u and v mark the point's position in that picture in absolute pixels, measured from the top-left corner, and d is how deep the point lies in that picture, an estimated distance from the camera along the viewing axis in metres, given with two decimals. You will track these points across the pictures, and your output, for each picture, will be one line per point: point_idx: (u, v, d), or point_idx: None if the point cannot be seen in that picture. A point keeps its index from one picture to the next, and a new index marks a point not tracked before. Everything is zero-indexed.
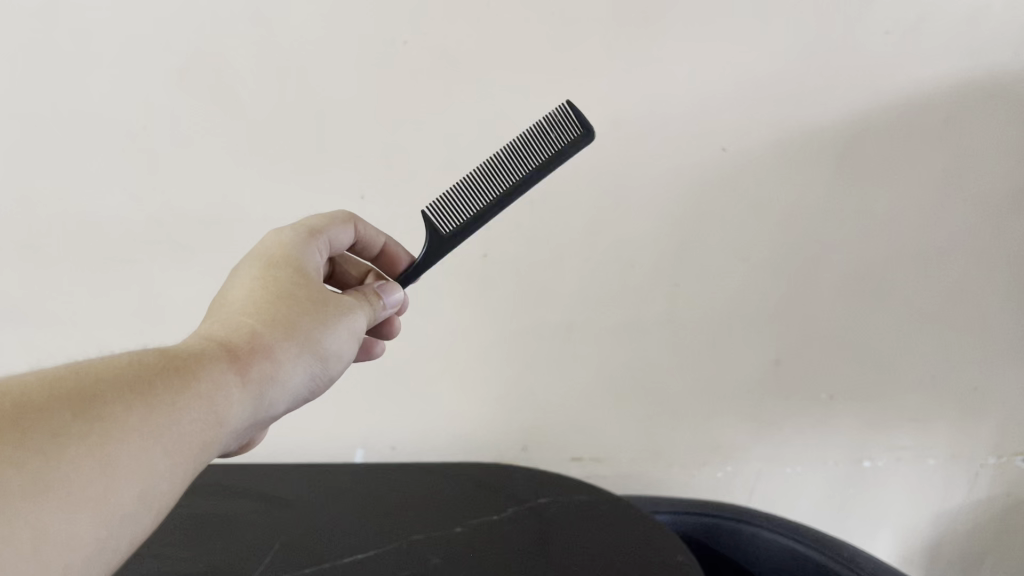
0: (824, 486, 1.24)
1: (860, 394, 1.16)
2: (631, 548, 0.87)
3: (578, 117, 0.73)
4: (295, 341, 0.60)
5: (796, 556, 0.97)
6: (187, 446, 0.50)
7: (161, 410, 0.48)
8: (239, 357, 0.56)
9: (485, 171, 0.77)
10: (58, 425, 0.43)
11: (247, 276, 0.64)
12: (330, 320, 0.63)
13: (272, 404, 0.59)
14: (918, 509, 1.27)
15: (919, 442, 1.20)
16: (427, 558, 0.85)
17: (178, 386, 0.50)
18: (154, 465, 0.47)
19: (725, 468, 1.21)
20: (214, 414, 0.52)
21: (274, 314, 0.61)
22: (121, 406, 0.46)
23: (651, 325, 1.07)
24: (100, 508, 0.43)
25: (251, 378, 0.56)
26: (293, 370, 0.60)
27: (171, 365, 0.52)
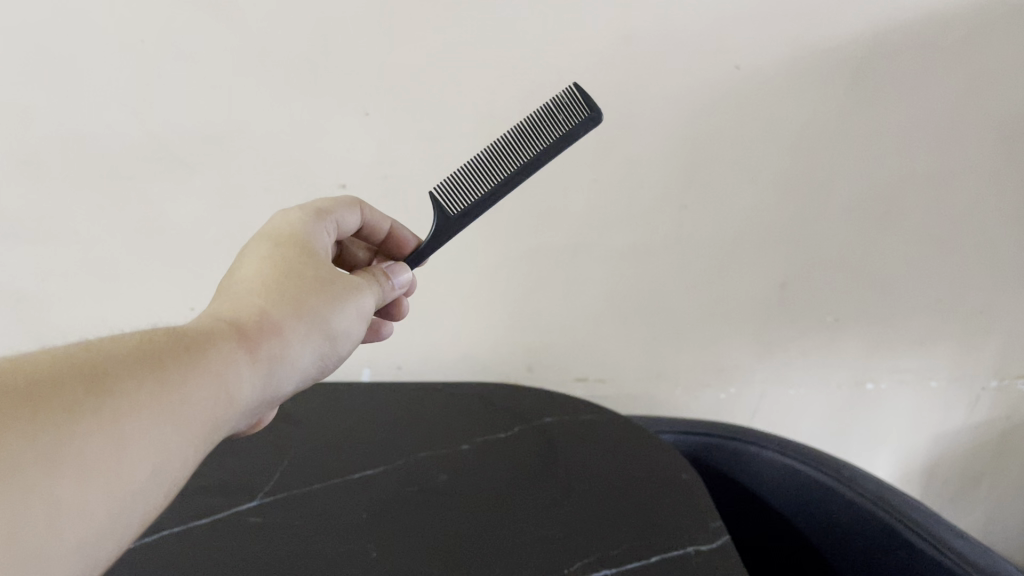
0: (827, 407, 1.26)
1: (866, 317, 1.16)
2: (633, 467, 0.89)
3: (585, 99, 0.73)
4: (303, 320, 0.59)
5: (794, 475, 0.98)
6: (200, 422, 0.48)
7: (175, 385, 0.46)
8: (248, 336, 0.54)
9: (494, 154, 0.76)
10: (75, 395, 0.41)
11: (258, 256, 0.62)
12: (337, 299, 0.62)
13: (280, 384, 0.57)
14: (918, 430, 1.29)
15: (922, 365, 1.21)
16: (434, 474, 0.88)
17: (192, 360, 0.48)
18: (169, 442, 0.45)
19: (728, 389, 1.23)
20: (225, 392, 0.50)
21: (282, 294, 0.59)
22: (136, 379, 0.44)
23: (658, 247, 1.07)
24: (116, 481, 0.41)
25: (260, 356, 0.54)
26: (301, 349, 0.58)
27: (182, 341, 0.50)
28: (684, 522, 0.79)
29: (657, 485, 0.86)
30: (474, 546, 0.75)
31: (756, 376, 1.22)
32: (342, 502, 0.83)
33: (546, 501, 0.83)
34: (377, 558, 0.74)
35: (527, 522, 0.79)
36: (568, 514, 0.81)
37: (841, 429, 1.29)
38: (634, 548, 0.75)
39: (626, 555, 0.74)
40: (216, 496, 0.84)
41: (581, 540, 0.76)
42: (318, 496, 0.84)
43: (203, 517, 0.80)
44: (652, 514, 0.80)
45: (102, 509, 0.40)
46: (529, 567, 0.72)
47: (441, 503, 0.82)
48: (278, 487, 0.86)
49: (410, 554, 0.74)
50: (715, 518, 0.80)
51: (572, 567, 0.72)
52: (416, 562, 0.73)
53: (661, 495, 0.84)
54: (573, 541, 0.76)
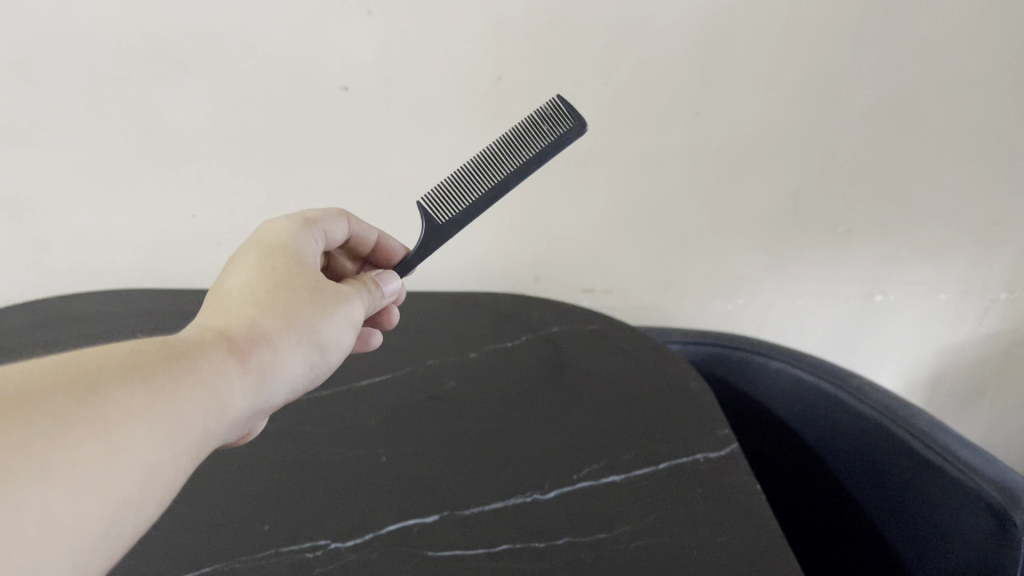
0: (835, 317, 1.25)
1: (878, 228, 1.14)
2: (641, 377, 0.89)
3: (570, 111, 0.71)
4: (293, 329, 0.54)
5: (799, 385, 0.97)
6: (188, 438, 0.43)
7: (164, 397, 0.42)
8: (237, 346, 0.50)
9: (480, 164, 0.72)
10: (58, 409, 0.37)
11: (245, 263, 0.57)
12: (327, 305, 0.57)
13: (271, 398, 0.52)
14: (925, 342, 1.28)
15: (933, 278, 1.20)
16: (441, 381, 0.88)
17: (179, 373, 0.44)
18: (159, 461, 0.40)
19: (736, 301, 1.22)
20: (215, 404, 0.46)
21: (272, 301, 0.54)
22: (122, 392, 0.40)
23: (669, 154, 1.03)
24: (108, 496, 0.37)
25: (249, 368, 0.50)
26: (292, 359, 0.54)
27: (166, 351, 0.45)
28: (692, 430, 0.79)
29: (663, 394, 0.85)
30: (481, 452, 0.75)
31: (764, 287, 1.21)
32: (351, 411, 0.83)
33: (553, 409, 0.83)
34: (387, 461, 0.74)
35: (535, 429, 0.79)
36: (574, 423, 0.80)
37: (847, 340, 1.28)
38: (641, 456, 0.75)
39: (634, 462, 0.74)
40: None
41: (587, 447, 0.76)
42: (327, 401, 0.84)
43: None
44: (658, 423, 0.80)
45: (88, 531, 0.36)
46: (537, 473, 0.72)
47: (446, 412, 0.82)
48: None
49: (417, 460, 0.74)
50: (722, 426, 0.80)
51: (581, 474, 0.72)
52: (425, 465, 0.73)
53: (670, 404, 0.83)
54: (579, 448, 0.76)
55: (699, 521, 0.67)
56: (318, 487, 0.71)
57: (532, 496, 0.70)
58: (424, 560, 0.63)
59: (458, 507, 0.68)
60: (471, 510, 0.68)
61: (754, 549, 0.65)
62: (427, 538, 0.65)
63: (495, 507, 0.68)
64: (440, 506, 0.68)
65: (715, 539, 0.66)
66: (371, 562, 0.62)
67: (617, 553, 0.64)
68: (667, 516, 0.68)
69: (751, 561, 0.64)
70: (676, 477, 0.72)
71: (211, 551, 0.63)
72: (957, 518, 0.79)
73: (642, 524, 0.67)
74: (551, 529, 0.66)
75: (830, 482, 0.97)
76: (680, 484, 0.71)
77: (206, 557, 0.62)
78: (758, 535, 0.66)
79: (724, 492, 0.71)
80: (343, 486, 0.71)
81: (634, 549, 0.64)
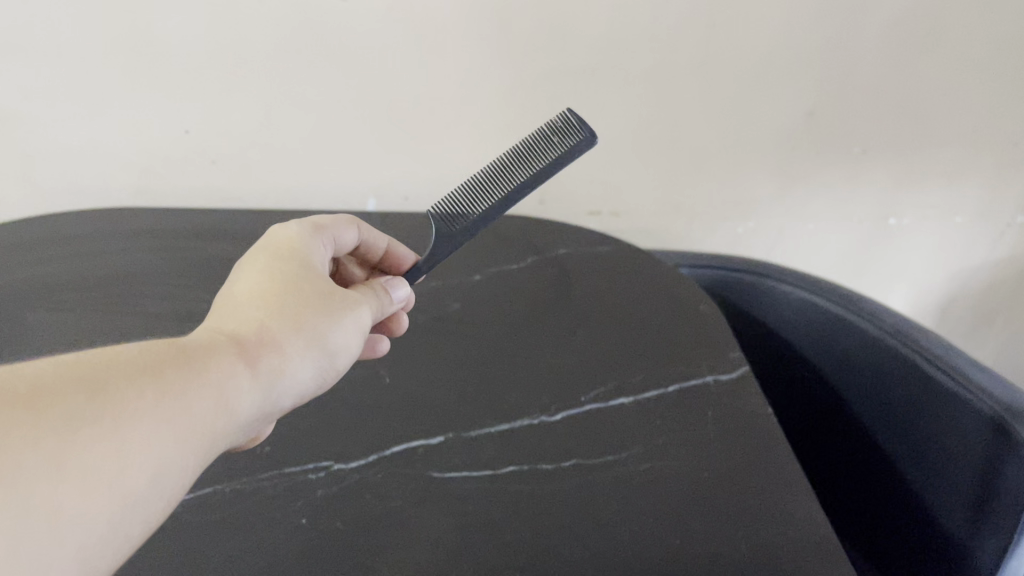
0: (846, 239, 1.22)
1: (894, 149, 1.11)
2: (651, 300, 0.86)
3: (580, 123, 0.67)
4: (306, 332, 0.49)
5: (809, 308, 0.94)
6: (196, 444, 0.40)
7: (175, 397, 0.39)
8: (248, 348, 0.46)
9: (490, 179, 0.68)
10: (66, 406, 0.35)
11: (253, 266, 0.53)
12: (336, 310, 0.52)
13: (282, 404, 0.48)
14: (938, 266, 1.26)
15: (948, 202, 1.17)
16: (446, 303, 0.85)
17: (189, 369, 0.41)
18: (165, 467, 0.38)
19: (746, 224, 1.19)
20: (224, 410, 0.42)
21: (283, 303, 0.50)
22: (132, 388, 0.37)
23: (681, 68, 0.99)
24: (111, 497, 0.35)
25: (260, 371, 0.46)
26: (305, 365, 0.49)
27: (174, 351, 0.42)
28: (701, 352, 0.77)
29: (672, 316, 0.83)
30: (487, 375, 0.73)
31: (776, 209, 1.17)
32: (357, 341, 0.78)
33: (560, 331, 0.81)
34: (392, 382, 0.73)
35: (541, 351, 0.77)
36: (582, 345, 0.78)
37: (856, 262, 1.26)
38: (651, 379, 0.73)
39: (642, 384, 0.72)
40: None
41: (593, 370, 0.74)
42: None
43: None
44: (665, 346, 0.78)
45: (90, 533, 0.34)
46: (544, 395, 0.71)
47: (454, 328, 0.81)
48: None
49: (421, 382, 0.72)
50: (733, 348, 0.78)
51: (588, 396, 0.71)
52: (429, 387, 0.72)
53: (680, 326, 0.81)
54: (586, 371, 0.74)
55: (710, 445, 0.66)
56: (320, 409, 0.69)
57: (538, 418, 0.68)
58: (430, 482, 0.61)
59: (462, 430, 0.66)
60: (475, 432, 0.66)
61: (765, 472, 0.63)
62: (432, 460, 0.63)
63: (501, 429, 0.67)
64: (445, 428, 0.67)
65: (726, 463, 0.64)
66: (376, 484, 0.61)
67: (625, 475, 0.63)
68: (677, 440, 0.66)
69: (763, 485, 0.62)
70: (686, 400, 0.70)
71: (212, 472, 0.62)
72: (958, 444, 0.77)
73: (652, 446, 0.65)
74: (558, 452, 0.64)
75: (837, 406, 0.95)
76: (689, 407, 0.70)
77: (208, 479, 0.61)
78: (770, 459, 0.65)
79: (735, 415, 0.69)
80: (345, 408, 0.69)
81: (642, 472, 0.63)
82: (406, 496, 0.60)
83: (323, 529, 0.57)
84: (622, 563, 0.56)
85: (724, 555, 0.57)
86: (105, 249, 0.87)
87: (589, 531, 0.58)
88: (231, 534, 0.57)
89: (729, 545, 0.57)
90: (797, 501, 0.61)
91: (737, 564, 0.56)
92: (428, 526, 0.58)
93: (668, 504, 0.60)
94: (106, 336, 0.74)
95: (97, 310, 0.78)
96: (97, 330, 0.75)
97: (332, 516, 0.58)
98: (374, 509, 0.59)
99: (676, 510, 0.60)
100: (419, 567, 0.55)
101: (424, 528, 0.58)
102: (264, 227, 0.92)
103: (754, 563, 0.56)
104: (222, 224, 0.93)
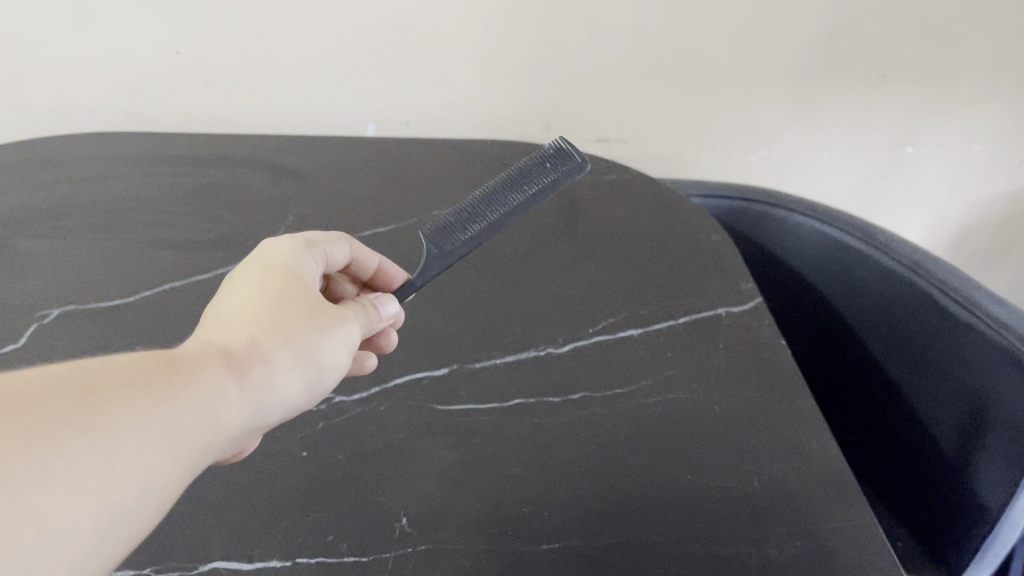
0: (861, 167, 1.18)
1: (914, 73, 1.06)
2: (661, 229, 0.82)
3: (570, 148, 0.66)
4: (294, 348, 0.46)
5: (823, 240, 0.91)
6: (178, 462, 0.37)
7: (160, 411, 0.36)
8: (234, 360, 0.42)
9: (478, 201, 0.65)
10: (46, 422, 0.32)
11: (243, 281, 0.49)
12: (328, 327, 0.49)
13: (269, 418, 0.45)
14: (953, 195, 1.23)
15: (968, 129, 1.13)
16: None
17: (178, 381, 0.38)
18: (148, 486, 0.35)
19: (758, 152, 1.15)
20: (208, 424, 0.39)
21: (270, 318, 0.46)
22: (122, 401, 0.35)
23: None
24: (92, 516, 0.32)
25: (247, 385, 0.42)
26: (293, 380, 0.46)
27: (158, 363, 0.39)
28: (712, 283, 0.74)
29: (681, 246, 0.80)
30: (492, 305, 0.71)
31: (789, 136, 1.14)
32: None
33: (566, 261, 0.77)
34: None
35: (548, 280, 0.75)
36: (589, 276, 0.75)
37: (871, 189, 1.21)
38: (662, 309, 0.71)
39: (652, 315, 0.70)
40: (217, 251, 0.74)
41: (601, 299, 0.72)
42: None
43: (208, 272, 0.72)
44: (675, 275, 0.75)
45: (66, 555, 0.31)
46: (551, 325, 0.69)
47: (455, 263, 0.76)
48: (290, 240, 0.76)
49: (423, 312, 0.70)
50: (744, 281, 0.75)
51: (595, 328, 0.68)
52: (432, 317, 0.69)
53: (690, 256, 0.78)
54: (594, 300, 0.72)
55: (722, 377, 0.64)
56: None
57: (545, 349, 0.66)
58: (434, 414, 0.60)
59: (467, 361, 0.64)
60: (480, 363, 0.64)
61: (778, 406, 0.62)
62: (436, 392, 0.62)
63: (507, 360, 0.65)
64: (449, 359, 0.65)
65: (738, 397, 0.62)
66: (379, 416, 0.59)
67: (635, 408, 0.61)
68: (688, 372, 0.64)
69: (775, 419, 0.61)
70: (697, 332, 0.68)
71: None
72: (973, 386, 0.75)
73: (662, 379, 0.63)
74: (566, 385, 0.63)
75: (846, 340, 0.93)
76: (701, 339, 0.68)
77: None
78: (783, 392, 0.63)
79: (747, 347, 0.67)
80: None
81: (651, 405, 0.61)
82: (410, 428, 0.59)
83: (325, 462, 0.56)
84: (631, 498, 0.55)
85: (735, 490, 0.55)
86: (96, 174, 0.84)
87: (597, 464, 0.57)
88: (231, 466, 0.55)
89: (740, 480, 0.56)
90: (811, 435, 0.59)
91: (748, 499, 0.55)
92: (432, 459, 0.56)
93: (678, 438, 0.59)
94: (99, 264, 0.72)
95: (89, 238, 0.75)
96: (89, 257, 0.73)
97: (334, 448, 0.57)
98: (377, 442, 0.57)
99: (686, 443, 0.58)
100: (423, 500, 0.54)
101: (428, 461, 0.56)
102: (260, 152, 0.89)
103: (765, 497, 0.55)
104: (217, 148, 0.89)
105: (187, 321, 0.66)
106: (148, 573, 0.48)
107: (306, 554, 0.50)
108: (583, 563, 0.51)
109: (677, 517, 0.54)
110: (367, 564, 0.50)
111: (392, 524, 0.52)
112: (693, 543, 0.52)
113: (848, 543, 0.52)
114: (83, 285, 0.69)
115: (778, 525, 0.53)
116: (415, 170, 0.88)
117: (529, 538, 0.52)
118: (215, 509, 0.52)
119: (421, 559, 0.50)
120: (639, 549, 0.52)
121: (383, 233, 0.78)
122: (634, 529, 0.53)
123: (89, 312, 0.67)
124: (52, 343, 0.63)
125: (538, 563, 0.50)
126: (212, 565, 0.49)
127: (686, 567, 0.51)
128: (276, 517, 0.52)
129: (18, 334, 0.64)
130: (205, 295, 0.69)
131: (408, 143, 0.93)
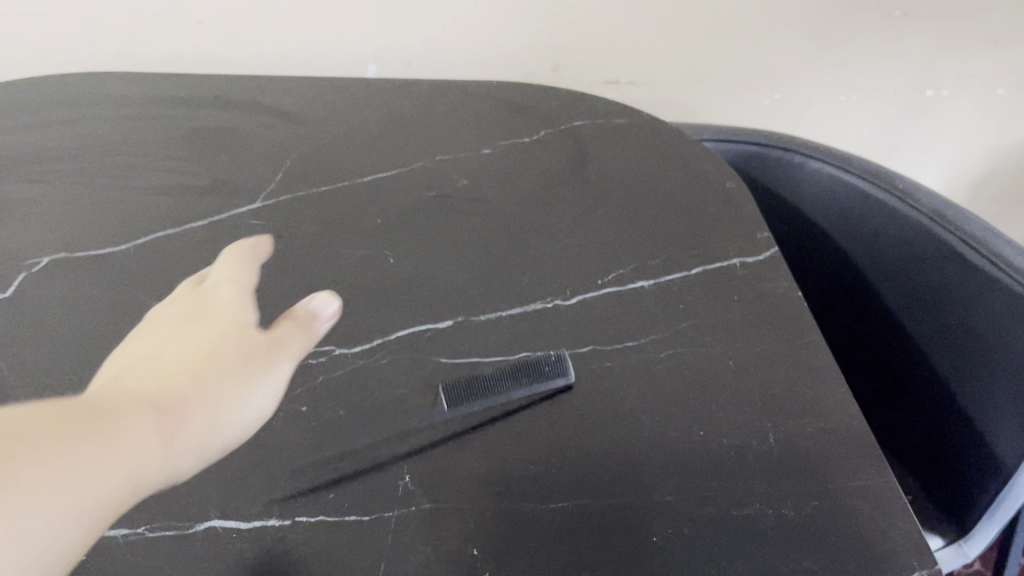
0: (879, 111, 1.14)
1: (938, 12, 1.02)
2: (675, 175, 0.78)
3: None
4: (218, 403, 0.37)
5: (839, 187, 0.88)
6: (88, 518, 0.30)
7: (71, 455, 0.29)
8: (149, 413, 0.34)
9: None
10: None
11: (171, 318, 0.42)
12: (262, 373, 0.41)
13: (182, 479, 0.36)
14: (973, 139, 1.19)
15: (992, 71, 1.09)
16: (451, 179, 0.76)
17: (95, 426, 0.31)
18: (44, 551, 0.28)
19: (773, 95, 1.11)
20: (109, 494, 0.31)
21: (187, 374, 0.37)
22: (27, 446, 0.28)
23: None
24: None
25: (169, 433, 0.35)
26: (223, 429, 0.38)
27: (65, 406, 0.31)
28: (726, 232, 0.71)
29: (694, 192, 0.76)
30: (497, 254, 0.68)
31: (806, 78, 1.09)
32: (355, 219, 0.70)
33: (574, 208, 0.73)
34: (391, 266, 0.66)
35: (555, 227, 0.71)
36: (598, 224, 0.71)
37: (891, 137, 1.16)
38: (674, 259, 0.68)
39: (664, 265, 0.67)
40: (211, 197, 0.71)
41: (611, 248, 0.69)
42: (328, 197, 0.72)
43: (202, 219, 0.69)
44: (688, 222, 0.72)
45: None
46: (558, 275, 0.66)
47: (458, 211, 0.72)
48: (286, 187, 0.73)
49: (426, 258, 0.67)
50: (759, 230, 0.71)
51: (605, 279, 0.65)
52: (435, 267, 0.66)
53: (704, 203, 0.74)
54: (603, 249, 0.69)
55: (736, 331, 0.62)
56: (319, 286, 0.63)
57: (553, 302, 0.63)
58: (438, 368, 0.58)
59: (471, 313, 0.62)
60: (486, 316, 0.62)
61: (794, 360, 0.59)
62: (439, 345, 0.59)
63: (513, 313, 0.62)
64: (453, 310, 0.62)
65: (753, 351, 0.60)
66: (381, 370, 0.57)
67: (646, 363, 0.59)
68: (701, 325, 0.62)
69: (791, 374, 0.58)
70: (711, 283, 0.66)
71: None
72: (992, 340, 0.73)
73: (674, 332, 0.61)
74: (574, 338, 0.60)
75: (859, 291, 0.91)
76: (715, 291, 0.65)
77: None
78: (799, 346, 0.60)
79: (763, 299, 0.64)
80: (344, 286, 0.64)
81: (663, 359, 0.59)
82: (413, 383, 0.56)
83: (325, 418, 0.54)
84: (642, 455, 0.53)
85: (749, 448, 0.53)
86: (84, 117, 0.81)
87: (607, 421, 0.55)
88: None
89: (755, 437, 0.54)
90: (828, 390, 0.57)
91: (762, 457, 0.53)
92: (436, 414, 0.54)
93: (691, 394, 0.57)
94: (89, 210, 0.69)
95: (78, 183, 0.72)
96: (78, 203, 0.70)
97: (335, 403, 0.55)
98: (379, 397, 0.55)
99: (699, 400, 0.56)
100: (427, 458, 0.52)
101: (431, 417, 0.54)
102: (255, 93, 0.85)
103: (780, 456, 0.53)
104: (209, 89, 0.86)
105: (181, 270, 0.64)
106: (144, 531, 0.47)
107: (306, 512, 0.48)
108: (592, 523, 0.49)
109: (689, 475, 0.52)
110: (369, 524, 0.48)
111: (395, 482, 0.50)
112: (705, 503, 0.50)
113: (866, 504, 0.51)
114: (72, 233, 0.67)
115: (793, 485, 0.52)
116: (416, 112, 0.85)
117: (537, 497, 0.50)
118: (212, 465, 0.51)
119: (425, 519, 0.49)
120: (650, 508, 0.50)
121: (385, 179, 0.75)
122: (645, 489, 0.51)
123: (79, 261, 0.64)
124: (41, 295, 0.61)
125: (546, 523, 0.49)
126: (208, 524, 0.47)
127: (699, 528, 0.49)
128: (275, 474, 0.50)
129: (6, 285, 0.62)
130: (199, 243, 0.66)
131: (409, 84, 0.89)
